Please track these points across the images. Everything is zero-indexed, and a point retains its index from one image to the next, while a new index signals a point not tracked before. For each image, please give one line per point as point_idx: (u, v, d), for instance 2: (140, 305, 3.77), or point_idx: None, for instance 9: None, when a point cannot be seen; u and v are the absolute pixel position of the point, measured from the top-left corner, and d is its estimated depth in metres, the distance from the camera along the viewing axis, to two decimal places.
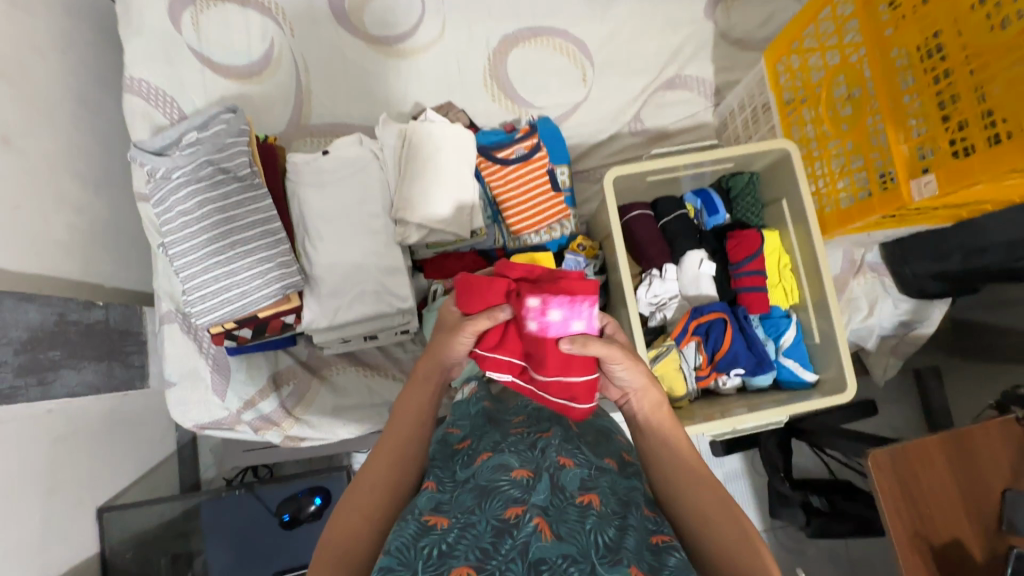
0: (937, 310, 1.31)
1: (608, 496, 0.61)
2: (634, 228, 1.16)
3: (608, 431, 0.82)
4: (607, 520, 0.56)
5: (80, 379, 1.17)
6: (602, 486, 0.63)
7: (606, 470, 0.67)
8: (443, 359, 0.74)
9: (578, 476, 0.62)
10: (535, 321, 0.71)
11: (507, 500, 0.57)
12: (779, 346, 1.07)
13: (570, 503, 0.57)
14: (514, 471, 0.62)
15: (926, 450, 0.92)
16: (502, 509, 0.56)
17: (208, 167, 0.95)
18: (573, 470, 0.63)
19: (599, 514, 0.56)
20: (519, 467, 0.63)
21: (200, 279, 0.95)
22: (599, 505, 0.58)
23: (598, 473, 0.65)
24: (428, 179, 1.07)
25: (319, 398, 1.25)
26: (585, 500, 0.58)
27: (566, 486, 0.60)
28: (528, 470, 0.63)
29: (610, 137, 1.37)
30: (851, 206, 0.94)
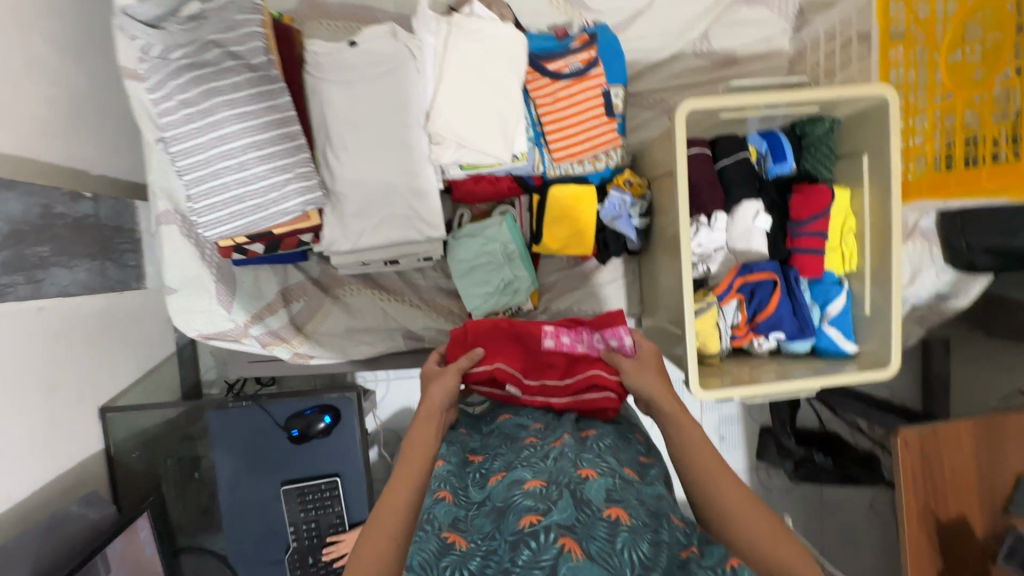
0: (976, 284, 1.27)
1: (637, 509, 0.57)
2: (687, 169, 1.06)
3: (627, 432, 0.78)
4: (638, 535, 0.53)
5: (72, 278, 1.08)
6: (630, 498, 0.59)
7: (632, 479, 0.63)
8: (442, 402, 0.74)
9: (603, 486, 0.58)
10: (550, 339, 0.82)
11: (522, 513, 0.55)
12: (824, 313, 1.02)
13: (597, 518, 0.54)
14: (527, 483, 0.59)
15: (954, 434, 0.92)
16: (518, 521, 0.54)
17: (215, 50, 0.79)
18: (596, 481, 0.59)
19: (630, 530, 0.53)
20: (533, 478, 0.60)
21: (207, 185, 0.83)
22: (629, 519, 0.54)
23: (624, 483, 0.61)
24: (473, 89, 0.93)
25: (332, 317, 1.19)
26: (613, 515, 0.54)
27: (590, 499, 0.56)
28: (541, 479, 0.60)
29: (672, 56, 1.20)
30: (952, 172, 0.87)
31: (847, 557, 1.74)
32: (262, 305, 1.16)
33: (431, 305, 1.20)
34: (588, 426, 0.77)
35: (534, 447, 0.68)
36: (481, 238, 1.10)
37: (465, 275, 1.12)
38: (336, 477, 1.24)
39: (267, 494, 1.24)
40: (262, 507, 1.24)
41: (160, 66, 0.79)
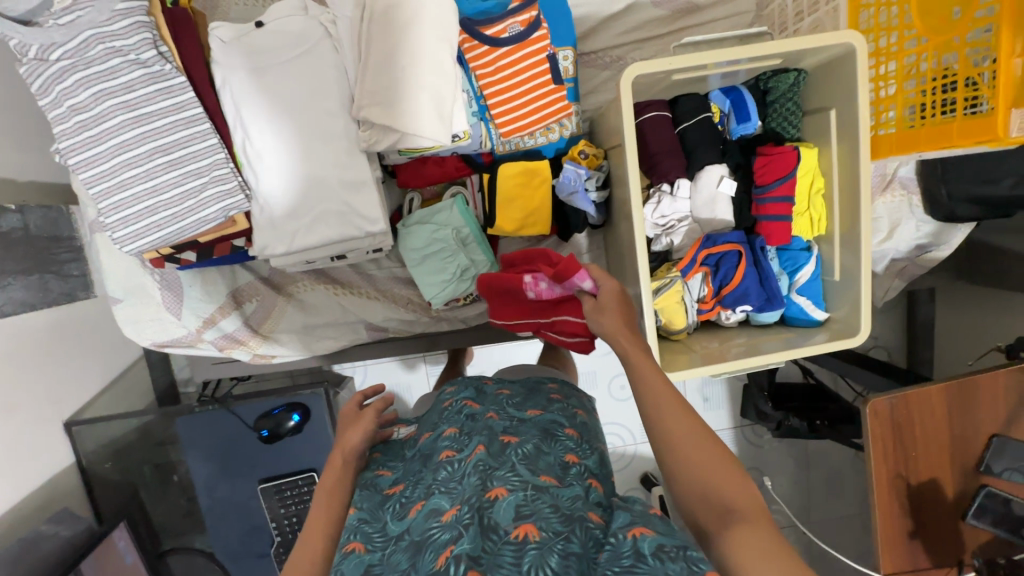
0: (959, 233, 1.21)
1: (550, 518, 0.55)
2: (645, 135, 0.98)
3: (553, 429, 0.74)
4: (547, 550, 0.51)
5: (8, 298, 1.02)
6: (542, 507, 0.57)
7: (546, 484, 0.60)
8: (355, 440, 0.77)
9: (511, 503, 0.56)
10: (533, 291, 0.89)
11: (438, 550, 0.53)
12: (793, 282, 0.97)
13: (504, 543, 0.53)
14: (445, 514, 0.57)
15: (926, 399, 0.89)
16: (434, 562, 0.52)
17: (99, 46, 0.71)
18: (506, 499, 0.57)
19: (539, 546, 0.52)
20: (451, 506, 0.58)
21: (114, 197, 0.77)
22: (539, 535, 0.53)
23: (537, 492, 0.59)
24: (394, 66, 0.83)
25: (288, 316, 1.14)
26: (521, 535, 0.53)
27: (498, 523, 0.55)
28: (456, 507, 0.57)
29: (627, 8, 1.09)
30: (924, 127, 0.77)
31: (833, 503, 1.78)
32: (213, 309, 1.11)
33: (390, 295, 1.16)
34: (516, 425, 0.74)
35: (450, 465, 0.65)
36: (432, 225, 1.04)
37: (420, 264, 1.07)
38: (313, 472, 1.23)
39: (247, 492, 1.24)
40: (243, 506, 1.25)
41: (41, 70, 0.72)
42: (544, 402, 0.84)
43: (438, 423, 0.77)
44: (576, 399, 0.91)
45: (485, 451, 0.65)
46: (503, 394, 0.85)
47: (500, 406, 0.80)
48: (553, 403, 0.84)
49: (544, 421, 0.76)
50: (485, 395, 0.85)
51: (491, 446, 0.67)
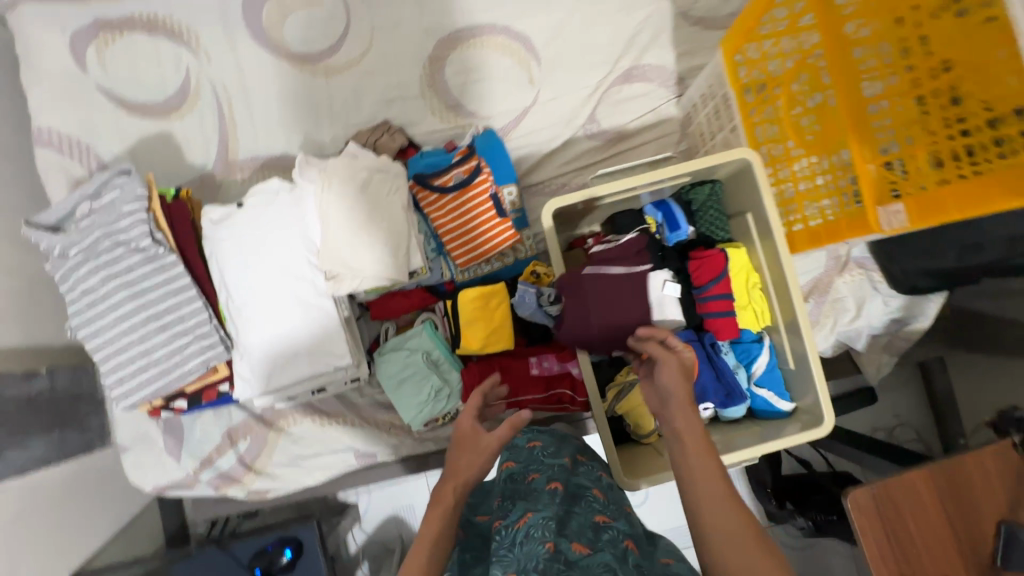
0: (932, 304, 1.20)
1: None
2: (585, 281, 0.92)
3: (582, 490, 0.79)
4: None
5: (28, 455, 1.13)
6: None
7: (579, 553, 0.63)
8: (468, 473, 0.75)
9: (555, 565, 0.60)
10: (536, 368, 1.13)
11: None
12: (751, 374, 0.98)
13: None
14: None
15: (912, 489, 0.84)
16: None
17: (107, 241, 0.87)
18: (556, 555, 0.61)
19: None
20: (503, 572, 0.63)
21: (113, 360, 0.89)
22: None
23: (567, 565, 0.60)
24: (350, 225, 0.97)
25: (278, 450, 1.20)
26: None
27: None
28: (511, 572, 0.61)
29: (564, 143, 1.25)
30: (819, 225, 0.84)
31: None
32: (210, 449, 1.18)
33: (372, 421, 1.20)
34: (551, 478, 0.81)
35: (505, 536, 0.70)
36: (405, 349, 1.12)
37: (395, 389, 1.12)
38: None
39: None
40: None
41: (62, 264, 0.88)
42: (574, 458, 0.88)
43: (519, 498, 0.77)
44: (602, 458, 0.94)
45: (532, 513, 0.71)
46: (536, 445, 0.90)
47: (535, 460, 0.85)
48: (580, 464, 0.87)
49: (573, 483, 0.80)
50: (521, 452, 0.90)
51: (536, 506, 0.72)
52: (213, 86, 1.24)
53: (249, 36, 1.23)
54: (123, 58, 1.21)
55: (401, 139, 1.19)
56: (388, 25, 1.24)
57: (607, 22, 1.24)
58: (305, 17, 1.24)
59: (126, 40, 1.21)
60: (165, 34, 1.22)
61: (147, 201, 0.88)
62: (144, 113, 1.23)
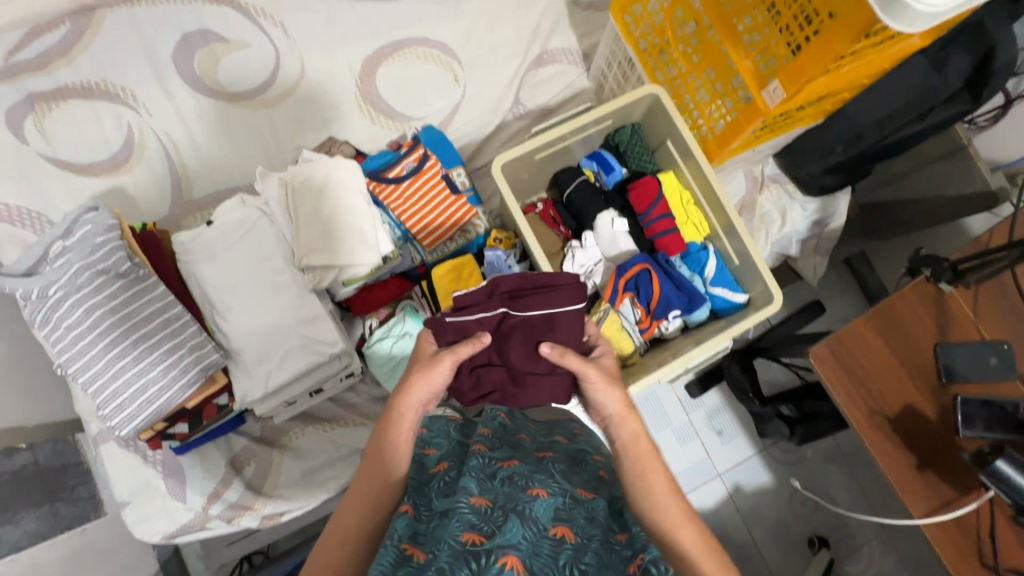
0: (841, 201, 1.37)
1: (583, 526, 0.62)
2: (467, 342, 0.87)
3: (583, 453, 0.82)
4: (582, 552, 0.58)
5: (22, 532, 1.08)
6: (578, 515, 0.63)
7: (584, 496, 0.69)
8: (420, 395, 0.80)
9: (551, 505, 0.62)
10: None
11: (467, 527, 0.57)
12: (705, 278, 1.10)
13: (544, 536, 0.57)
14: (473, 499, 0.62)
15: (858, 336, 0.97)
16: (460, 533, 0.57)
17: (85, 273, 0.90)
18: (546, 499, 0.62)
19: (576, 548, 0.58)
20: (478, 495, 0.63)
21: (108, 388, 0.89)
22: (574, 537, 0.59)
23: (574, 501, 0.65)
24: (320, 221, 1.04)
25: (285, 467, 1.20)
26: (559, 534, 0.59)
27: (539, 517, 0.59)
28: (487, 500, 0.62)
29: (498, 128, 1.38)
30: (725, 128, 0.98)
31: (894, 499, 1.69)
32: (215, 483, 1.17)
33: (373, 417, 1.23)
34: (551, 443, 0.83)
35: (484, 461, 0.71)
36: (391, 337, 1.16)
37: (391, 375, 1.16)
38: None
39: None
40: None
41: (41, 305, 0.89)
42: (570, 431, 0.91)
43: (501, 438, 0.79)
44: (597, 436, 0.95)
45: (517, 463, 0.71)
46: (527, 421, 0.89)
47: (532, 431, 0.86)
48: (574, 435, 0.94)
49: (573, 448, 0.84)
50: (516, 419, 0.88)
51: (525, 459, 0.73)
52: (157, 136, 1.29)
53: (186, 84, 1.30)
54: (63, 125, 1.25)
55: (348, 149, 1.28)
56: (316, 52, 1.34)
57: (512, 17, 1.39)
58: (236, 58, 1.32)
59: (63, 108, 1.25)
60: (102, 96, 1.27)
61: (120, 230, 0.93)
62: (92, 173, 1.26)
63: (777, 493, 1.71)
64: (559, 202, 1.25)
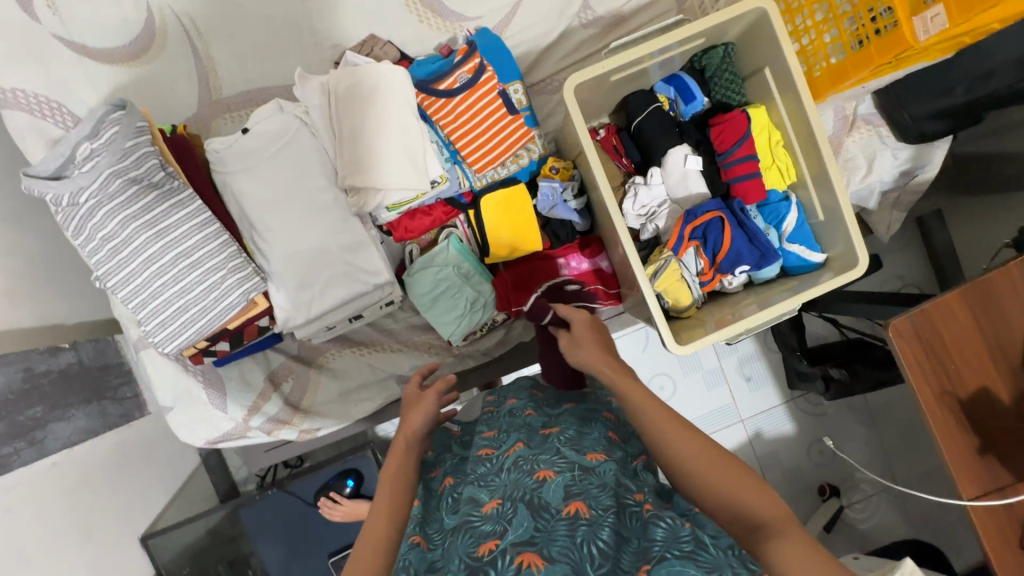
0: (938, 151, 1.22)
1: (597, 496, 0.61)
2: None
3: (593, 411, 0.83)
4: (597, 526, 0.57)
5: (74, 428, 1.12)
6: (590, 486, 0.62)
7: (592, 463, 0.67)
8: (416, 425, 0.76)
9: (560, 484, 0.61)
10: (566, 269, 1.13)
11: (482, 538, 0.57)
12: (782, 232, 1.00)
13: (558, 520, 0.57)
14: (485, 504, 0.62)
15: (944, 310, 0.89)
16: (475, 547, 0.56)
17: (117, 181, 0.83)
18: (554, 481, 0.62)
19: (590, 523, 0.57)
20: (490, 499, 0.63)
21: (150, 305, 0.86)
22: (589, 512, 0.58)
23: (584, 472, 0.64)
24: (367, 137, 0.94)
25: (322, 386, 1.21)
26: (572, 511, 0.58)
27: (550, 503, 0.59)
28: (500, 498, 0.62)
29: (561, 36, 1.20)
30: (844, 60, 0.83)
31: (913, 457, 1.70)
32: (255, 396, 1.18)
33: (410, 344, 1.22)
34: (557, 415, 0.80)
35: (489, 461, 0.70)
36: (434, 267, 1.11)
37: (431, 307, 1.12)
38: None
39: (319, 569, 1.29)
40: None
41: (73, 213, 0.83)
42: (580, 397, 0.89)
43: (503, 431, 0.77)
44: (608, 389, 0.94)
45: (525, 446, 0.70)
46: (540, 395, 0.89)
47: (535, 404, 0.84)
48: (587, 395, 0.90)
49: (583, 408, 0.84)
50: (523, 392, 0.88)
51: (530, 441, 0.72)
52: (180, 21, 1.15)
53: None
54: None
55: (393, 50, 1.13)
56: None
57: None
58: None
59: None
60: None
61: (150, 134, 0.85)
62: (112, 60, 1.14)
63: (797, 442, 1.72)
64: (623, 130, 1.13)
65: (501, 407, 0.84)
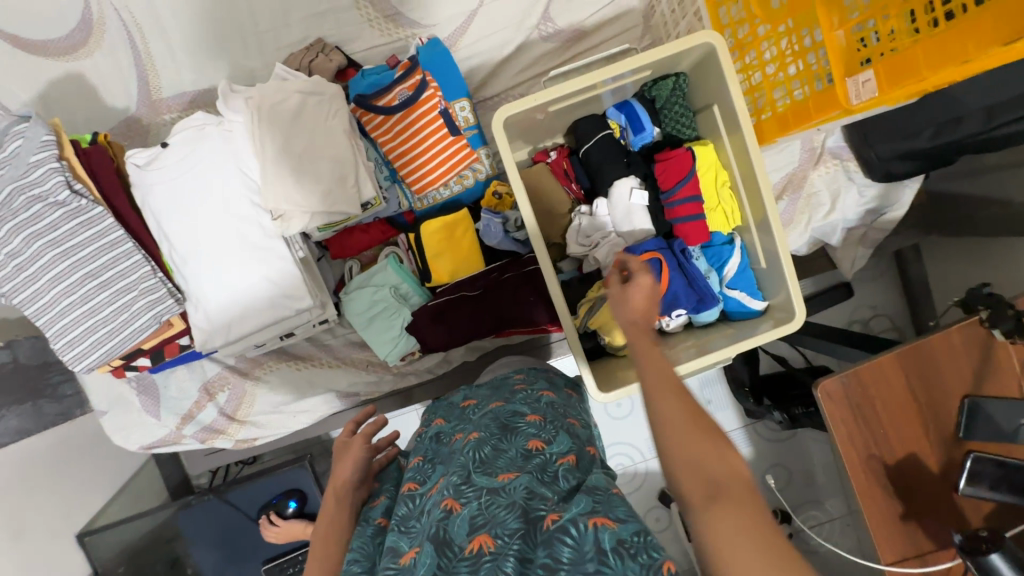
0: (907, 190, 1.16)
1: (504, 519, 0.54)
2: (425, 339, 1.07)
3: (513, 418, 0.70)
4: (499, 560, 0.50)
5: (5, 428, 1.12)
6: (496, 510, 0.55)
7: (503, 482, 0.58)
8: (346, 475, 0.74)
9: (465, 518, 0.55)
10: None
11: None
12: (723, 277, 0.96)
13: (459, 561, 0.52)
14: (404, 556, 0.57)
15: (879, 373, 0.86)
16: None
17: (20, 197, 0.80)
18: (460, 514, 0.56)
19: (493, 556, 0.50)
20: (410, 547, 0.58)
21: (58, 324, 0.84)
22: (493, 545, 0.51)
23: (491, 496, 0.57)
24: (292, 157, 0.90)
25: (259, 398, 1.19)
26: (475, 548, 0.51)
27: (455, 540, 0.54)
28: (418, 548, 0.57)
29: (518, 48, 1.15)
30: (788, 107, 0.81)
31: None
32: (190, 404, 1.17)
33: (350, 361, 1.20)
34: (481, 419, 0.71)
35: (412, 500, 0.65)
36: (372, 286, 1.08)
37: (366, 327, 1.09)
38: (308, 546, 1.24)
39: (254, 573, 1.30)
40: None
41: None
42: (509, 392, 0.78)
43: (428, 460, 0.71)
44: (543, 381, 0.84)
45: (444, 479, 0.63)
46: (470, 407, 0.78)
47: (466, 422, 0.74)
48: (516, 393, 0.77)
49: (505, 412, 0.71)
50: (453, 412, 0.80)
51: (449, 468, 0.64)
52: (118, 15, 1.10)
53: None
54: None
55: (338, 57, 1.08)
56: None
57: None
58: None
59: None
60: None
61: (57, 147, 0.81)
62: (47, 52, 1.10)
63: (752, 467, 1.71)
64: (575, 154, 1.09)
65: (429, 431, 0.76)
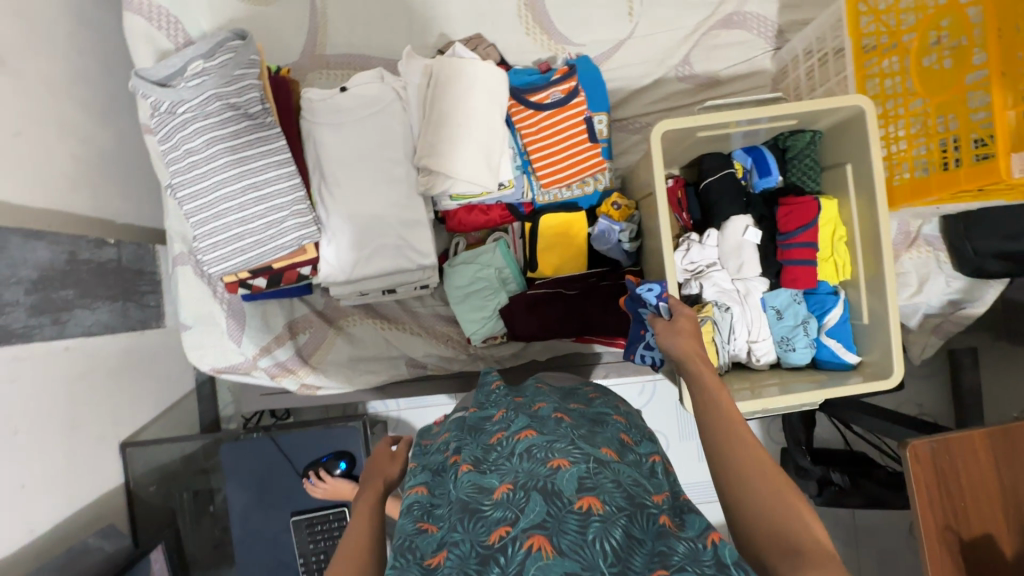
0: (991, 290, 1.21)
1: (613, 493, 0.53)
2: (513, 323, 1.11)
3: (604, 415, 0.74)
4: (611, 524, 0.50)
5: (95, 319, 1.14)
6: (606, 480, 0.55)
7: (609, 458, 0.59)
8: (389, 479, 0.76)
9: (574, 474, 0.54)
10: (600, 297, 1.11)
11: (493, 527, 0.51)
12: (822, 324, 1.02)
13: (568, 511, 0.51)
14: (496, 490, 0.55)
15: (970, 445, 0.88)
16: (487, 534, 0.51)
17: (217, 102, 0.89)
18: (568, 470, 0.55)
19: (603, 519, 0.50)
20: (501, 484, 0.56)
21: (210, 226, 0.91)
22: (602, 508, 0.51)
23: (599, 465, 0.57)
24: (452, 126, 0.97)
25: (336, 347, 1.22)
26: (584, 506, 0.51)
27: (562, 491, 0.53)
28: (512, 485, 0.55)
29: (655, 82, 1.24)
30: (930, 177, 0.87)
31: None
32: (270, 338, 1.18)
33: (431, 332, 1.23)
34: (566, 410, 0.73)
35: (500, 444, 0.63)
36: (474, 264, 1.13)
37: (461, 301, 1.14)
38: (345, 509, 1.25)
39: (278, 525, 1.27)
40: (272, 540, 1.27)
41: (168, 120, 0.89)
42: (587, 398, 0.81)
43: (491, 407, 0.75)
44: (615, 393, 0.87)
45: (536, 434, 0.63)
46: (545, 388, 0.81)
47: (545, 397, 0.77)
48: (594, 400, 0.81)
49: (591, 412, 0.75)
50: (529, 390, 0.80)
51: (542, 427, 0.64)
52: None
53: None
54: None
55: (495, 54, 1.17)
56: None
57: None
58: None
59: None
60: None
61: (259, 69, 0.92)
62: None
63: None
64: (690, 185, 1.13)
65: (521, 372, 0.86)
